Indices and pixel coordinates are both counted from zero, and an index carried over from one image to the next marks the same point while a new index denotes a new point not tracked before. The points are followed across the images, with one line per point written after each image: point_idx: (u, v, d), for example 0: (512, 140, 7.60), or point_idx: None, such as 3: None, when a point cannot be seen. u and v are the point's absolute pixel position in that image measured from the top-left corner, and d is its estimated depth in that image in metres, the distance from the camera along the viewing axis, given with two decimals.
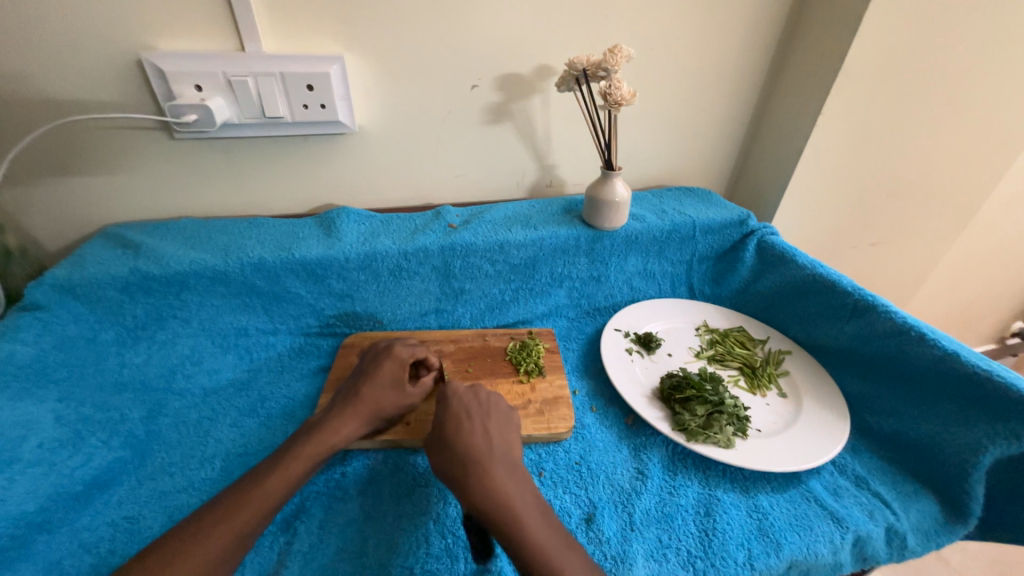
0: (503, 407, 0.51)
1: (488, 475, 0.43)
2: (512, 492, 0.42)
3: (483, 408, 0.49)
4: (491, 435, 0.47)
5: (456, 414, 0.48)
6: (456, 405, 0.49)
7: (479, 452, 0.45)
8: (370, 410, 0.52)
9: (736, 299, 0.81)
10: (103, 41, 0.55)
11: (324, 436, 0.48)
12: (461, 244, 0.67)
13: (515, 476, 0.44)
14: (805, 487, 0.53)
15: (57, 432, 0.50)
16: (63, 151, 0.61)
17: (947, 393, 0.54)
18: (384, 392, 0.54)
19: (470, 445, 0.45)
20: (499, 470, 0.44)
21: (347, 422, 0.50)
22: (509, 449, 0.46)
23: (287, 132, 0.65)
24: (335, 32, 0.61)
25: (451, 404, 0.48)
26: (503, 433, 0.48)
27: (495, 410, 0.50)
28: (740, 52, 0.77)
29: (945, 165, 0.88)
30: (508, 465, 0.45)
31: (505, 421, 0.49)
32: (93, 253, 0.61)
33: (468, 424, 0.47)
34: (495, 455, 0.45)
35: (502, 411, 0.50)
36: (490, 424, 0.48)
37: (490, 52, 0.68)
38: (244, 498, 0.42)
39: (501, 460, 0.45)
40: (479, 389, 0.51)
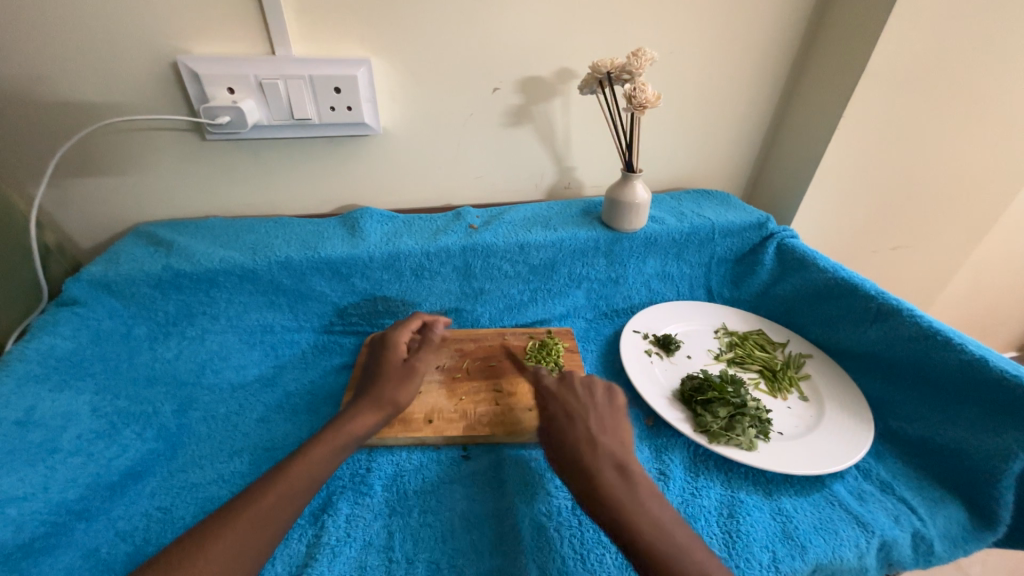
0: (605, 402, 0.50)
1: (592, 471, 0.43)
2: (620, 490, 0.42)
3: (587, 407, 0.50)
4: (598, 431, 0.47)
5: (558, 416, 0.49)
6: (562, 408, 0.50)
7: (584, 454, 0.45)
8: (389, 397, 0.53)
9: (756, 302, 0.81)
10: (140, 46, 0.57)
11: (342, 427, 0.49)
12: (482, 244, 0.68)
13: (626, 474, 0.43)
14: (829, 491, 0.53)
15: (95, 423, 0.51)
16: (97, 153, 0.62)
17: (975, 398, 0.53)
18: (398, 381, 0.54)
19: (575, 447, 0.46)
20: (605, 466, 0.44)
21: (367, 411, 0.51)
22: (620, 447, 0.46)
23: (314, 133, 0.66)
24: (362, 36, 0.62)
25: (551, 407, 0.51)
26: (612, 433, 0.47)
27: (600, 408, 0.50)
28: (761, 55, 0.77)
29: (968, 169, 0.87)
30: (617, 463, 0.44)
31: (611, 416, 0.49)
32: (127, 250, 0.62)
33: (573, 425, 0.48)
34: (603, 453, 0.45)
35: (609, 407, 0.50)
36: (598, 421, 0.48)
37: (512, 55, 0.69)
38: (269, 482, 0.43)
39: (607, 457, 0.45)
40: (579, 387, 0.52)
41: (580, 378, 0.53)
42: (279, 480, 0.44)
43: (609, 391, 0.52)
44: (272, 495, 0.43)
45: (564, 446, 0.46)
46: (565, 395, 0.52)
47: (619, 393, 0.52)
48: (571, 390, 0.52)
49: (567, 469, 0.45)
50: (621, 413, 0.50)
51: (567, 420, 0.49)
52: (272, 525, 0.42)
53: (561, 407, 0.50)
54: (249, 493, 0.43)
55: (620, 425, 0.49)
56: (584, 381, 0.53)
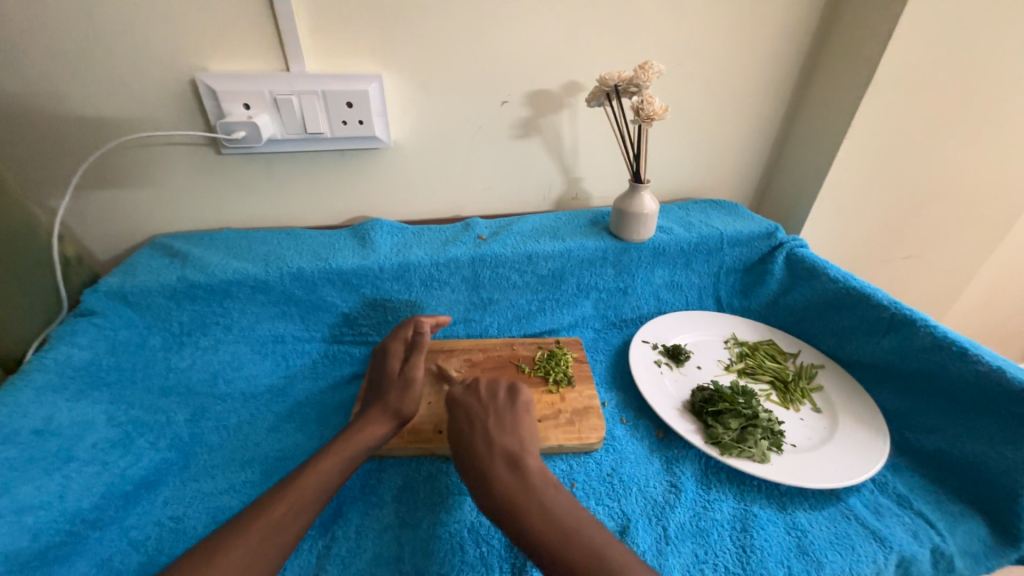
0: (504, 400, 0.52)
1: (487, 470, 0.45)
2: (513, 487, 0.44)
3: (485, 408, 0.51)
4: (495, 431, 0.49)
5: (458, 419, 0.51)
6: (460, 409, 0.52)
7: (480, 451, 0.47)
8: (394, 407, 0.54)
9: (766, 312, 0.80)
10: (160, 64, 0.59)
11: (352, 435, 0.50)
12: (490, 255, 0.69)
13: (517, 468, 0.45)
14: (845, 505, 0.52)
15: (109, 432, 0.52)
16: (117, 167, 0.64)
17: (993, 411, 0.52)
18: (403, 390, 0.55)
19: (473, 446, 0.48)
20: (498, 464, 0.46)
21: (371, 422, 0.52)
22: (512, 445, 0.48)
23: (326, 147, 0.67)
24: (374, 52, 0.64)
25: (452, 411, 0.52)
26: (508, 429, 0.49)
27: (497, 407, 0.52)
28: (767, 66, 0.78)
29: (980, 178, 0.86)
30: (508, 460, 0.46)
31: (510, 414, 0.51)
32: (144, 261, 0.64)
33: (469, 428, 0.50)
34: (496, 452, 0.47)
35: (505, 405, 0.52)
36: (492, 422, 0.50)
37: (520, 69, 0.70)
38: (281, 492, 0.44)
39: (501, 456, 0.46)
40: (479, 387, 0.54)
41: (484, 380, 0.55)
42: (291, 489, 0.44)
43: (512, 390, 0.53)
44: (285, 503, 0.43)
45: (460, 450, 0.48)
46: (460, 396, 0.54)
47: (522, 390, 0.53)
48: (473, 392, 0.54)
49: (465, 467, 0.47)
50: (525, 408, 0.52)
51: (465, 421, 0.50)
52: (285, 534, 0.42)
53: (463, 411, 0.52)
54: (263, 502, 0.43)
55: (522, 422, 0.50)
56: (488, 384, 0.55)
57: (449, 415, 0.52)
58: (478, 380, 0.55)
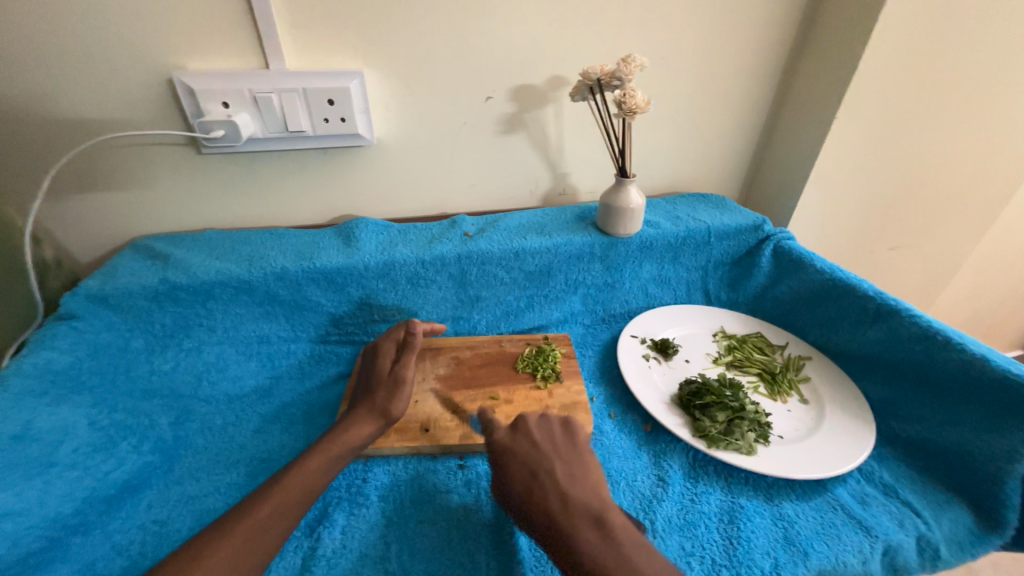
0: (563, 441, 0.48)
1: (573, 534, 0.40)
2: (606, 551, 0.39)
3: (548, 457, 0.46)
4: (566, 484, 0.44)
5: (521, 475, 0.46)
6: (516, 462, 0.47)
7: (557, 513, 0.42)
8: (381, 407, 0.53)
9: (753, 305, 0.80)
10: (137, 62, 0.58)
11: (337, 434, 0.50)
12: (477, 252, 0.68)
13: (604, 527, 0.41)
14: (831, 495, 0.52)
15: (91, 437, 0.51)
16: (96, 168, 0.63)
17: (977, 399, 0.52)
18: (392, 392, 0.54)
19: (547, 509, 0.43)
20: (580, 522, 0.41)
21: (359, 422, 0.52)
22: (589, 496, 0.43)
23: (309, 145, 0.66)
24: (355, 49, 0.63)
25: (511, 465, 0.47)
26: (581, 480, 0.45)
27: (563, 453, 0.47)
28: (752, 58, 0.78)
29: (965, 168, 0.87)
30: (592, 519, 0.41)
31: (576, 462, 0.46)
32: (125, 263, 0.63)
33: (539, 481, 0.45)
34: (578, 509, 0.42)
35: (569, 451, 0.48)
36: (559, 472, 0.45)
37: (504, 65, 0.69)
38: (267, 492, 0.44)
39: (584, 513, 0.42)
40: (530, 429, 0.49)
41: (534, 422, 0.50)
42: (278, 490, 0.44)
43: (567, 427, 0.50)
44: (270, 503, 0.43)
45: (538, 512, 0.43)
46: (511, 444, 0.49)
47: (578, 425, 0.50)
48: (525, 436, 0.49)
49: (544, 532, 0.42)
50: (586, 448, 0.49)
51: (530, 476, 0.45)
52: (268, 535, 0.42)
53: (523, 465, 0.46)
54: (248, 503, 0.43)
55: (589, 467, 0.46)
56: (542, 427, 0.50)
57: (510, 470, 0.47)
58: (524, 423, 0.50)
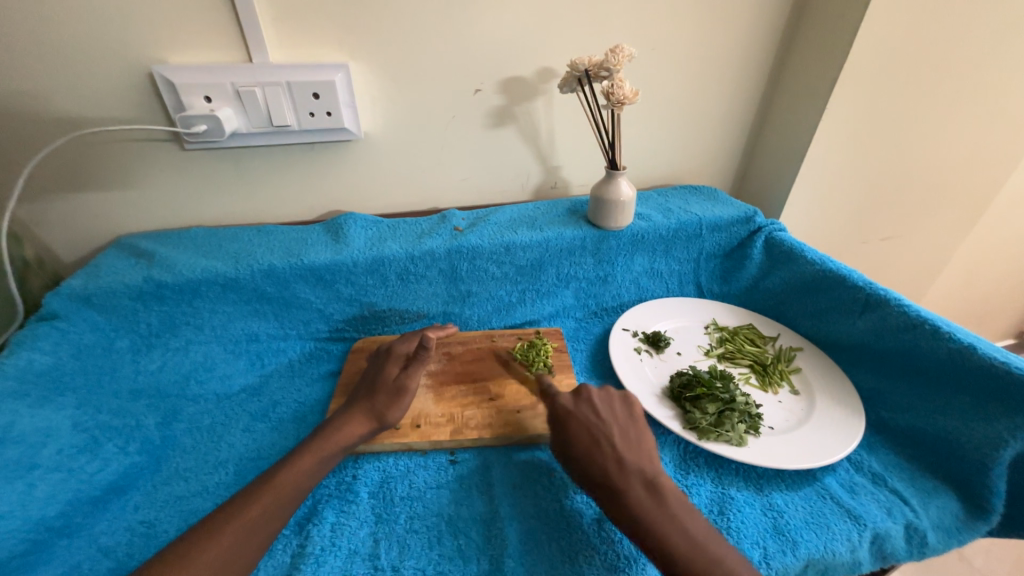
0: (624, 416, 0.52)
1: (622, 492, 0.44)
2: (654, 511, 0.43)
3: (609, 422, 0.50)
4: (623, 449, 0.48)
5: (583, 440, 0.49)
6: (580, 427, 0.50)
7: (612, 472, 0.46)
8: (378, 411, 0.53)
9: (746, 297, 0.80)
10: (116, 56, 0.57)
11: (330, 433, 0.50)
12: (467, 246, 0.68)
13: (655, 489, 0.44)
14: (820, 485, 0.52)
15: (75, 438, 0.51)
16: (77, 165, 0.62)
17: (964, 387, 0.53)
18: (391, 397, 0.54)
19: (604, 469, 0.46)
20: (632, 481, 0.45)
21: (355, 422, 0.52)
22: (644, 461, 0.47)
23: (294, 139, 0.66)
24: (339, 41, 0.62)
25: (572, 429, 0.50)
26: (634, 448, 0.48)
27: (621, 424, 0.51)
28: (743, 48, 0.77)
29: (955, 158, 0.87)
30: (645, 481, 0.45)
31: (634, 432, 0.50)
32: (108, 262, 0.62)
33: (600, 446, 0.48)
34: (632, 473, 0.46)
35: (626, 421, 0.51)
36: (618, 439, 0.49)
37: (491, 56, 0.69)
38: (257, 492, 0.43)
39: (638, 476, 0.45)
40: (592, 402, 0.53)
41: (597, 394, 0.54)
42: (268, 489, 0.44)
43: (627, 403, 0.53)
44: (261, 503, 0.43)
45: (594, 470, 0.47)
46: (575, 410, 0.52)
47: (636, 403, 0.53)
48: (589, 408, 0.52)
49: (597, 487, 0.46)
50: (642, 422, 0.52)
51: (592, 440, 0.49)
52: (258, 536, 0.41)
53: (585, 430, 0.50)
54: (236, 502, 0.43)
55: (643, 438, 0.50)
56: (602, 397, 0.54)
57: (570, 435, 0.50)
58: (589, 394, 0.54)
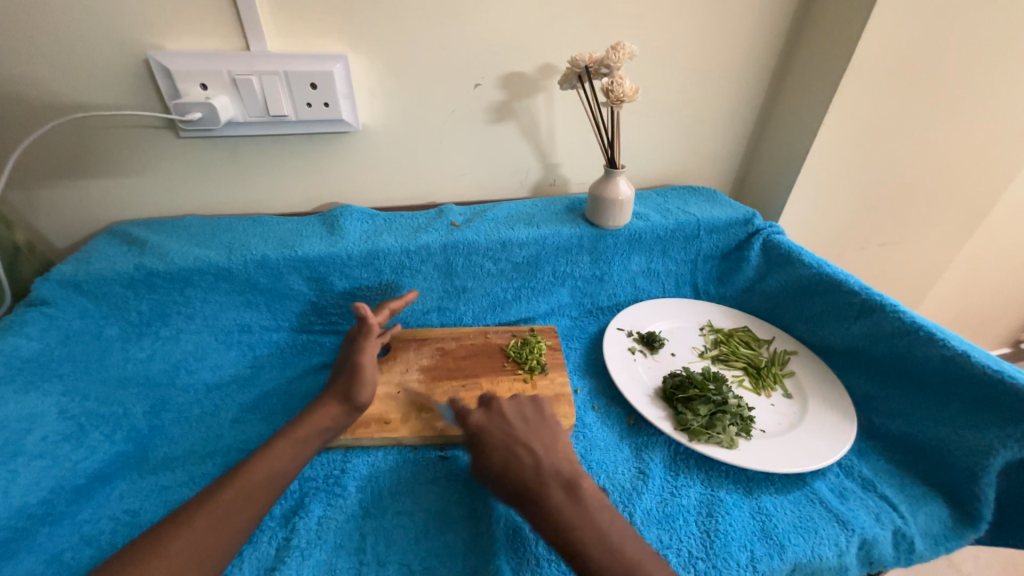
0: (537, 421, 0.51)
1: (542, 497, 0.43)
2: (571, 516, 0.42)
3: (522, 430, 0.49)
4: (541, 453, 0.47)
5: (498, 448, 0.48)
6: (495, 437, 0.49)
7: (529, 476, 0.45)
8: (343, 390, 0.53)
9: (741, 299, 0.80)
10: (111, 41, 0.56)
11: (296, 428, 0.49)
12: (463, 242, 0.67)
13: (574, 491, 0.43)
14: (810, 489, 0.52)
15: (62, 425, 0.50)
16: (70, 150, 0.61)
17: (957, 394, 0.52)
18: (354, 376, 0.53)
19: (521, 473, 0.45)
20: (552, 486, 0.44)
21: (322, 405, 0.51)
22: (564, 465, 0.46)
23: (291, 130, 0.65)
24: (339, 31, 0.62)
25: (488, 438, 0.49)
26: (555, 451, 0.48)
27: (537, 428, 0.50)
28: (747, 49, 0.77)
29: (957, 165, 0.86)
30: (564, 483, 0.44)
31: (549, 434, 0.49)
32: (100, 249, 0.61)
33: (517, 454, 0.47)
34: (550, 477, 0.45)
35: (537, 426, 0.50)
36: (536, 444, 0.48)
37: (492, 51, 0.68)
38: (234, 480, 0.43)
39: (555, 479, 0.45)
40: (498, 409, 0.52)
41: (505, 401, 0.53)
42: (246, 478, 0.44)
43: (534, 405, 0.52)
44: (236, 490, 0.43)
45: (513, 478, 0.45)
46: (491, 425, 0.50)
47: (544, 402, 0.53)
48: (498, 413, 0.51)
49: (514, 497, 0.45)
50: (555, 425, 0.51)
51: (507, 449, 0.48)
52: (236, 521, 0.41)
53: (502, 436, 0.49)
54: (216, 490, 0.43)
55: (561, 440, 0.49)
56: (512, 405, 0.52)
57: (485, 445, 0.49)
58: (500, 404, 0.52)
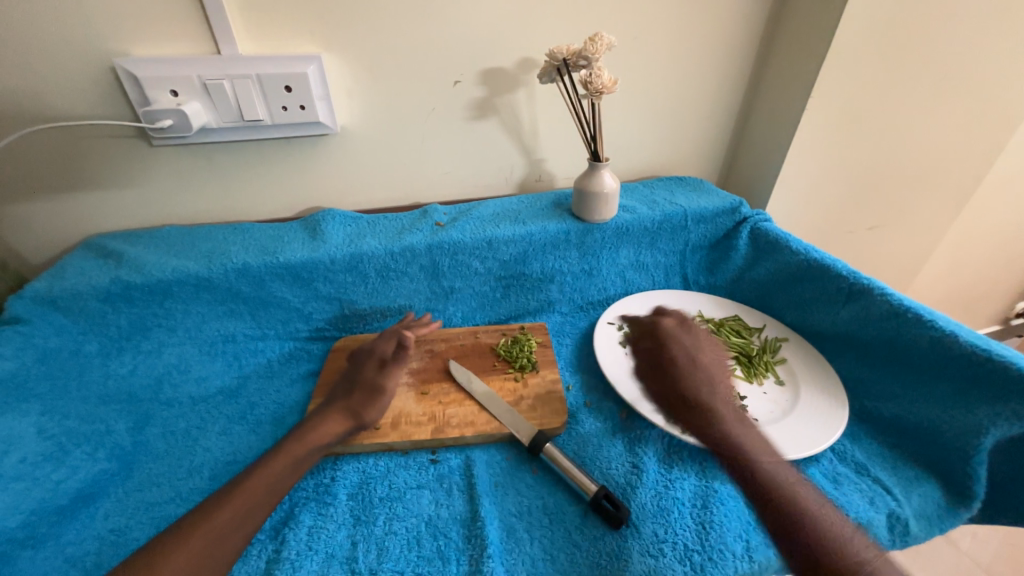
0: (716, 359, 0.63)
1: (716, 414, 0.54)
2: (744, 433, 0.53)
3: (705, 361, 0.62)
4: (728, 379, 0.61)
5: (693, 363, 0.61)
6: (687, 355, 0.63)
7: (721, 394, 0.57)
8: (355, 408, 0.55)
9: (732, 288, 0.80)
10: (76, 49, 0.54)
11: (305, 436, 0.50)
12: (448, 242, 0.66)
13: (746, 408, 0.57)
14: (804, 476, 0.52)
15: (40, 446, 0.49)
16: (40, 162, 0.60)
17: (946, 374, 0.52)
18: (378, 401, 0.56)
19: (713, 389, 0.58)
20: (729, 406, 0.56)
21: (331, 420, 0.53)
22: (731, 397, 0.58)
23: (268, 134, 0.64)
24: (312, 32, 0.60)
25: (680, 353, 0.64)
26: (725, 379, 0.60)
27: (715, 364, 0.62)
28: (727, 36, 0.76)
29: (940, 146, 0.87)
30: (737, 414, 0.55)
31: (720, 371, 0.61)
32: (75, 263, 0.60)
33: (703, 370, 0.60)
34: (718, 401, 0.56)
35: (720, 361, 0.63)
36: (715, 370, 0.61)
37: (470, 47, 0.67)
38: (230, 494, 0.43)
39: (729, 407, 0.56)
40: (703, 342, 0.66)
41: (705, 333, 0.68)
42: (240, 493, 0.43)
43: (716, 347, 0.66)
44: (233, 506, 0.42)
45: (699, 391, 0.57)
46: (677, 335, 0.68)
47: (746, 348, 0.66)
48: (698, 346, 0.65)
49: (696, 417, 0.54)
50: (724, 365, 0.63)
51: (694, 365, 0.61)
52: (230, 539, 0.41)
53: (689, 356, 0.63)
54: (209, 506, 0.42)
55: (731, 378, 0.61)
56: (704, 338, 0.67)
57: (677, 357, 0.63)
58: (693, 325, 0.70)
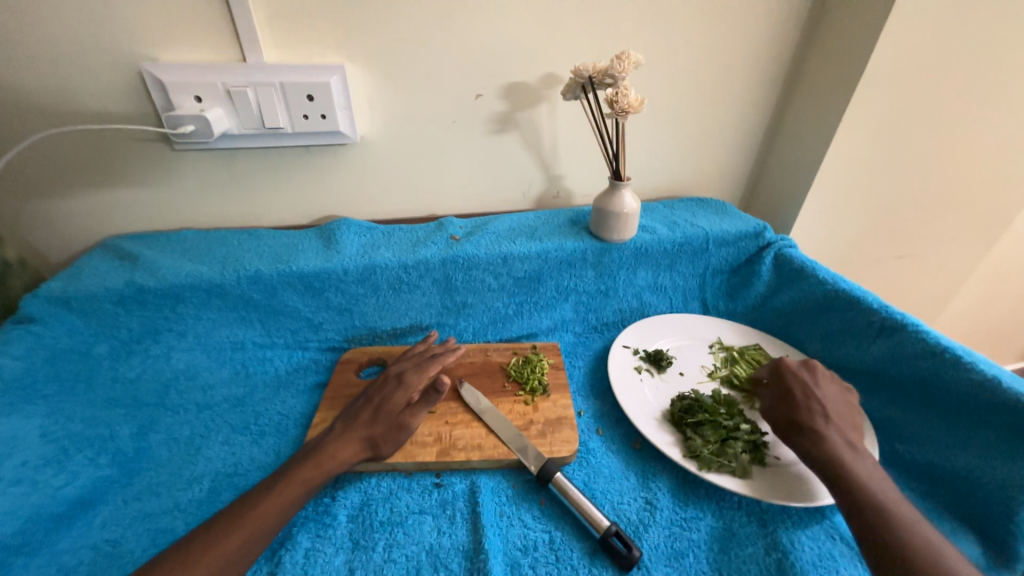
0: (834, 388, 0.52)
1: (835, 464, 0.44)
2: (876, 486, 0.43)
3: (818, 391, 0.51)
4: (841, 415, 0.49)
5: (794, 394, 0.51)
6: (795, 386, 0.51)
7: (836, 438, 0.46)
8: (372, 437, 0.50)
9: (753, 315, 0.77)
10: (106, 55, 0.55)
11: (323, 461, 0.46)
12: (462, 256, 0.65)
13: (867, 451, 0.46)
14: (830, 523, 0.48)
15: (43, 450, 0.49)
16: (65, 163, 0.61)
17: (987, 421, 0.49)
18: (396, 431, 0.50)
19: (822, 432, 0.47)
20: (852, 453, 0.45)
21: (349, 445, 0.48)
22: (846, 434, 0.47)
23: (288, 142, 0.64)
24: (336, 42, 0.60)
25: (788, 381, 0.52)
26: (844, 414, 0.49)
27: (830, 392, 0.51)
28: (756, 58, 0.74)
29: (978, 175, 0.83)
30: (850, 447, 0.46)
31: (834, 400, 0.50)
32: (91, 264, 0.60)
33: (811, 403, 0.50)
34: (835, 442, 0.46)
35: (838, 393, 0.51)
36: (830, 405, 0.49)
37: (494, 61, 0.66)
38: (237, 522, 0.41)
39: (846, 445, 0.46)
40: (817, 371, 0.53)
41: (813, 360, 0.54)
42: (248, 522, 0.41)
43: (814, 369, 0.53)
44: (239, 536, 0.40)
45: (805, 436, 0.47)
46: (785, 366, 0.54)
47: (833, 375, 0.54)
48: (807, 371, 0.53)
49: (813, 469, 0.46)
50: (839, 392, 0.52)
51: (805, 399, 0.50)
52: (234, 568, 0.39)
53: (800, 385, 0.51)
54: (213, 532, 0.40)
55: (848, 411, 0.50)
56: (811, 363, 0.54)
57: (782, 386, 0.52)
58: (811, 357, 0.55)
